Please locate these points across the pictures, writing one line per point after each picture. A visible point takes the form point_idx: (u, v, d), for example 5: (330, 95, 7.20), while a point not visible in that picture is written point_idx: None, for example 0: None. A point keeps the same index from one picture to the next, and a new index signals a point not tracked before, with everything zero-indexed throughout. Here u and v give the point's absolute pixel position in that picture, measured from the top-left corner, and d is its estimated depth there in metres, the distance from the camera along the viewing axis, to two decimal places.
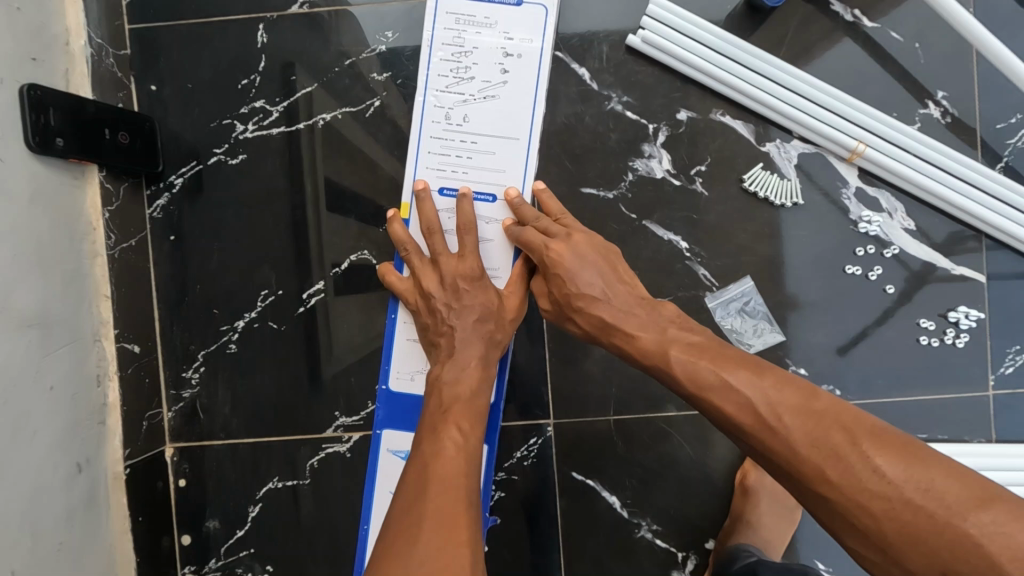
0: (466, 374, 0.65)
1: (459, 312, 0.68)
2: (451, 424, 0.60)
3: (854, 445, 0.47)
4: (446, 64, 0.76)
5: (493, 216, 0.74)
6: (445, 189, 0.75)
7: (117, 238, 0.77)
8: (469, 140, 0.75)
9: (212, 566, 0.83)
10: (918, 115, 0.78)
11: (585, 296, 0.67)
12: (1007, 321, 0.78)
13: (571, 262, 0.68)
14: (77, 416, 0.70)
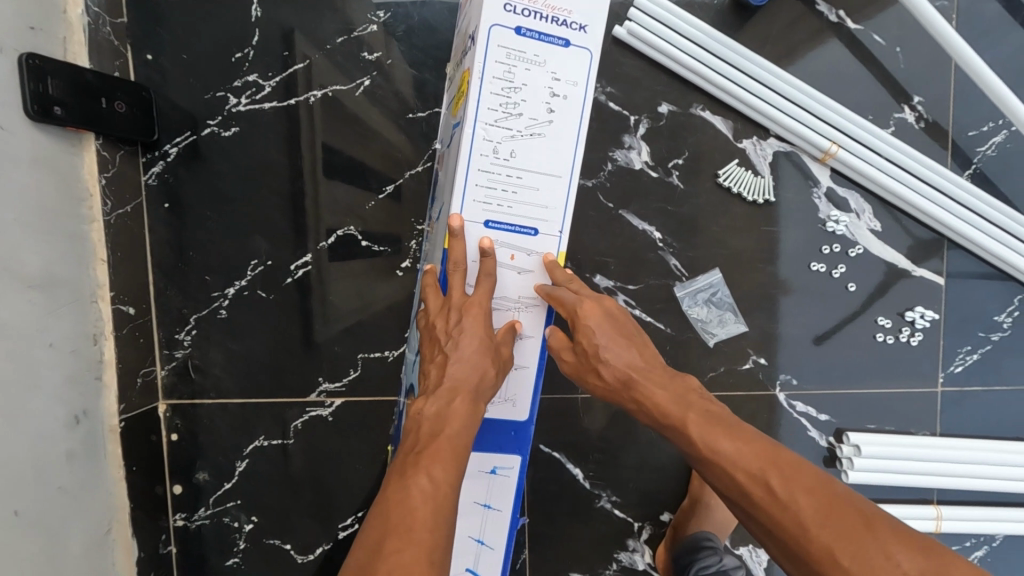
0: (451, 410, 0.57)
1: (460, 340, 0.59)
2: (423, 466, 0.53)
3: (872, 533, 0.44)
4: (493, 92, 0.60)
5: (529, 266, 0.64)
6: (490, 224, 0.62)
7: (113, 205, 0.80)
8: (514, 177, 0.62)
9: (202, 514, 0.89)
10: (893, 118, 0.80)
11: (607, 358, 0.64)
12: (961, 322, 0.82)
13: (601, 328, 0.64)
14: (75, 372, 0.74)
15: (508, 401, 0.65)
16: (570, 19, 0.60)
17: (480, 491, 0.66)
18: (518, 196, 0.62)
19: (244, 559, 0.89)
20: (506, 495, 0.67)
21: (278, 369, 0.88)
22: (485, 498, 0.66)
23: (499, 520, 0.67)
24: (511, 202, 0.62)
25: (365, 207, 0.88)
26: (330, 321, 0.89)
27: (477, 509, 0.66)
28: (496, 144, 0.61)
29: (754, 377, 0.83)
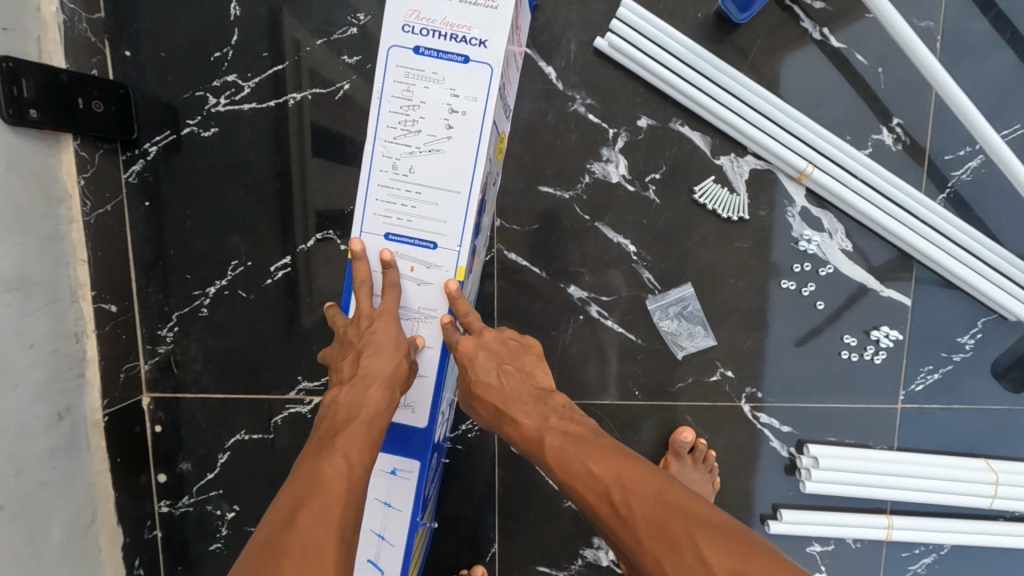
0: (367, 394, 0.61)
1: (371, 343, 0.61)
2: (341, 449, 0.56)
3: (690, 539, 0.47)
4: (388, 118, 0.62)
5: (430, 308, 0.65)
6: (390, 234, 0.64)
7: (93, 204, 0.81)
8: (413, 192, 0.63)
9: (185, 502, 0.93)
10: (871, 140, 0.80)
11: (480, 385, 0.64)
12: (925, 343, 0.84)
13: (482, 354, 0.65)
14: (57, 370, 0.76)
15: (406, 408, 0.67)
16: (469, 35, 0.60)
17: (375, 519, 0.68)
18: (414, 222, 0.63)
19: (225, 544, 0.93)
20: (408, 489, 0.68)
21: (255, 366, 0.89)
22: (380, 527, 0.68)
23: (394, 552, 0.69)
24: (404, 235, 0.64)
25: (343, 209, 0.85)
26: (308, 320, 0.88)
27: (372, 538, 0.68)
28: (392, 169, 0.63)
29: (720, 388, 0.86)
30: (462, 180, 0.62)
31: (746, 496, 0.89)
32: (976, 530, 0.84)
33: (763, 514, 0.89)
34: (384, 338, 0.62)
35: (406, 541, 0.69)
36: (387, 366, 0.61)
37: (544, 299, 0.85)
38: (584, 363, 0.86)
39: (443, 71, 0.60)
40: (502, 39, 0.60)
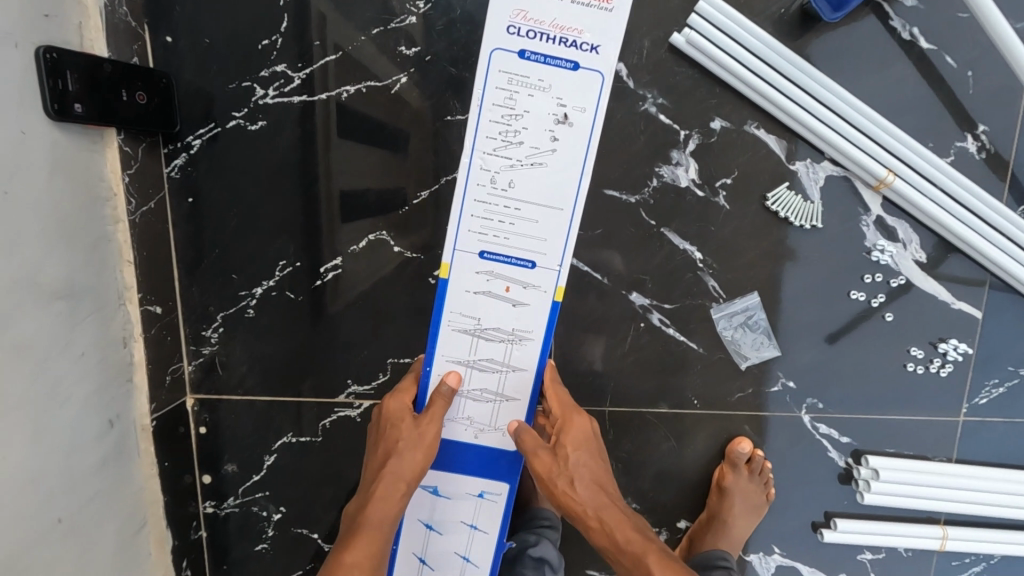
0: (394, 492, 0.68)
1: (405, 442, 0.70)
2: (363, 543, 0.64)
3: None
4: (493, 132, 0.70)
5: (533, 283, 0.72)
6: (485, 251, 0.72)
7: (137, 203, 0.77)
8: (512, 207, 0.71)
9: (231, 503, 0.91)
10: (954, 148, 0.77)
11: (581, 475, 0.68)
12: (992, 356, 0.82)
13: (582, 443, 0.70)
14: (106, 376, 0.74)
15: (498, 432, 0.75)
16: (580, 41, 0.68)
17: (479, 481, 0.77)
18: (516, 229, 0.71)
19: (271, 545, 0.92)
20: (493, 517, 0.77)
21: (302, 368, 0.87)
22: (479, 489, 0.77)
23: (492, 515, 0.77)
24: (504, 243, 0.71)
25: (398, 209, 0.82)
26: (359, 324, 0.85)
27: (471, 499, 0.77)
28: (496, 177, 0.71)
29: (780, 398, 0.85)
30: (563, 194, 0.71)
31: (799, 505, 0.88)
32: None
33: (816, 523, 0.88)
34: (403, 414, 0.72)
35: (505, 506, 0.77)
36: (429, 427, 0.71)
37: (605, 306, 0.82)
38: (644, 371, 0.84)
39: (548, 88, 0.69)
40: (611, 46, 0.68)
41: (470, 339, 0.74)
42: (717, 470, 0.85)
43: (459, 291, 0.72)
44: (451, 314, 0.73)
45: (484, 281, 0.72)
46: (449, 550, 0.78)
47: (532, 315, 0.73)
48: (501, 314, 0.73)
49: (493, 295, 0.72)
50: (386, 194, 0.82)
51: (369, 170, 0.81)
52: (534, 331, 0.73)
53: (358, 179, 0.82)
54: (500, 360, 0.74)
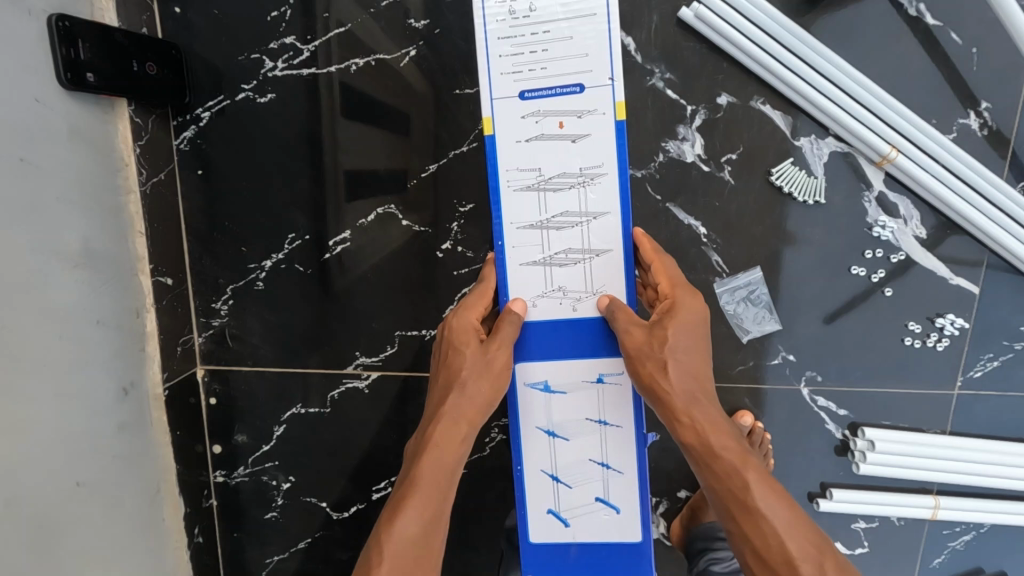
0: (457, 429, 0.65)
1: (471, 370, 0.66)
2: (424, 486, 0.62)
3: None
4: (510, 67, 0.68)
5: (585, 108, 0.67)
6: (525, 92, 0.68)
7: (148, 172, 0.77)
8: (539, 32, 0.67)
9: (241, 472, 0.93)
10: (957, 124, 0.78)
11: (680, 359, 0.62)
12: (989, 331, 0.84)
13: (692, 325, 0.64)
14: (122, 345, 0.75)
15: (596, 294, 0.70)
16: None
17: (597, 449, 0.73)
18: (561, 150, 0.68)
19: (281, 513, 0.95)
20: (621, 407, 0.72)
21: (311, 340, 0.88)
22: (603, 458, 0.73)
23: (622, 482, 0.73)
24: (554, 167, 0.68)
25: (405, 182, 0.82)
26: (368, 297, 0.86)
27: (597, 469, 0.73)
28: (528, 110, 0.68)
29: (780, 371, 0.86)
30: (602, 98, 0.67)
31: (796, 475, 0.91)
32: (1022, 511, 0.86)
33: (812, 492, 0.91)
34: (467, 339, 0.68)
35: (634, 467, 0.72)
36: (498, 352, 0.68)
37: None
38: None
39: (547, 5, 0.66)
40: None
41: (543, 273, 0.71)
42: None
43: (515, 229, 0.70)
44: (516, 255, 0.70)
45: (543, 214, 0.70)
46: (596, 536, 0.74)
47: (603, 228, 0.69)
48: (568, 238, 0.70)
49: (552, 224, 0.70)
50: (394, 168, 0.82)
51: (378, 144, 0.82)
52: (611, 239, 0.69)
53: (367, 153, 0.82)
54: (580, 246, 0.70)
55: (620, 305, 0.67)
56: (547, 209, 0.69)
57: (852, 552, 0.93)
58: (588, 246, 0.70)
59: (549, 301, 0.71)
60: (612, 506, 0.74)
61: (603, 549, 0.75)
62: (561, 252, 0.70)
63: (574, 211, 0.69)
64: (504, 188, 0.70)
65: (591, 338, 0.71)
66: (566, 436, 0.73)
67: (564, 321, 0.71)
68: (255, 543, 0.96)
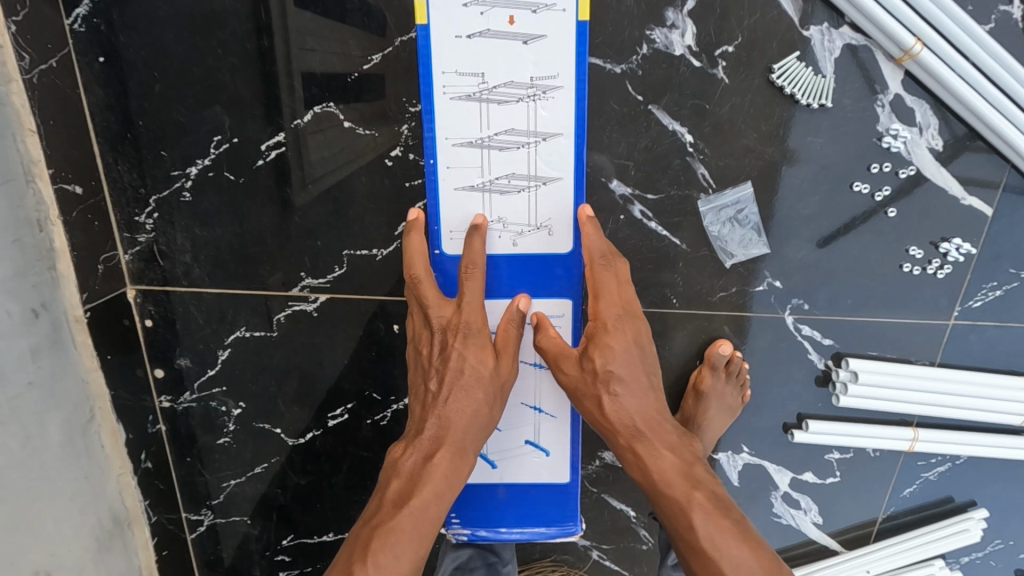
0: (462, 447, 0.65)
1: (479, 384, 0.65)
2: (422, 503, 0.61)
3: None
4: None
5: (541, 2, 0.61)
6: None
7: (33, 58, 0.65)
8: None
9: (187, 397, 0.88)
10: (996, 13, 0.66)
11: (615, 389, 0.64)
12: (996, 257, 0.76)
13: (620, 350, 0.65)
14: (23, 261, 0.67)
15: (542, 230, 0.69)
16: None
17: (530, 393, 0.74)
18: (510, 52, 0.63)
19: (235, 438, 0.91)
20: None
21: (249, 260, 0.79)
22: (535, 403, 0.74)
23: (555, 425, 0.75)
24: (500, 75, 0.63)
25: (345, 76, 0.71)
26: (308, 212, 0.77)
27: (529, 413, 0.75)
28: None
29: (764, 299, 0.79)
30: None
31: (772, 406, 0.86)
32: (1000, 443, 0.83)
33: (787, 423, 0.87)
34: (486, 355, 0.66)
35: (566, 411, 0.75)
36: (507, 367, 0.67)
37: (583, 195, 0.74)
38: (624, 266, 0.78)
39: None
40: None
41: (481, 199, 0.68)
42: (694, 374, 0.82)
43: (450, 144, 0.65)
44: (451, 178, 0.67)
45: (483, 131, 0.65)
46: (524, 476, 0.77)
47: (551, 152, 0.66)
48: (512, 160, 0.66)
49: (495, 144, 0.66)
50: (331, 59, 0.70)
51: (310, 27, 0.69)
52: (560, 165, 0.67)
53: (295, 38, 0.69)
54: (526, 172, 0.67)
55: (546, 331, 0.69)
56: (490, 127, 0.65)
57: (823, 481, 0.91)
58: (534, 172, 0.67)
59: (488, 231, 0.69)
60: (542, 448, 0.76)
61: (530, 489, 0.78)
62: (503, 176, 0.67)
63: (521, 129, 0.66)
64: (441, 94, 0.64)
65: (529, 274, 0.70)
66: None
67: (503, 255, 0.69)
68: (210, 467, 0.92)
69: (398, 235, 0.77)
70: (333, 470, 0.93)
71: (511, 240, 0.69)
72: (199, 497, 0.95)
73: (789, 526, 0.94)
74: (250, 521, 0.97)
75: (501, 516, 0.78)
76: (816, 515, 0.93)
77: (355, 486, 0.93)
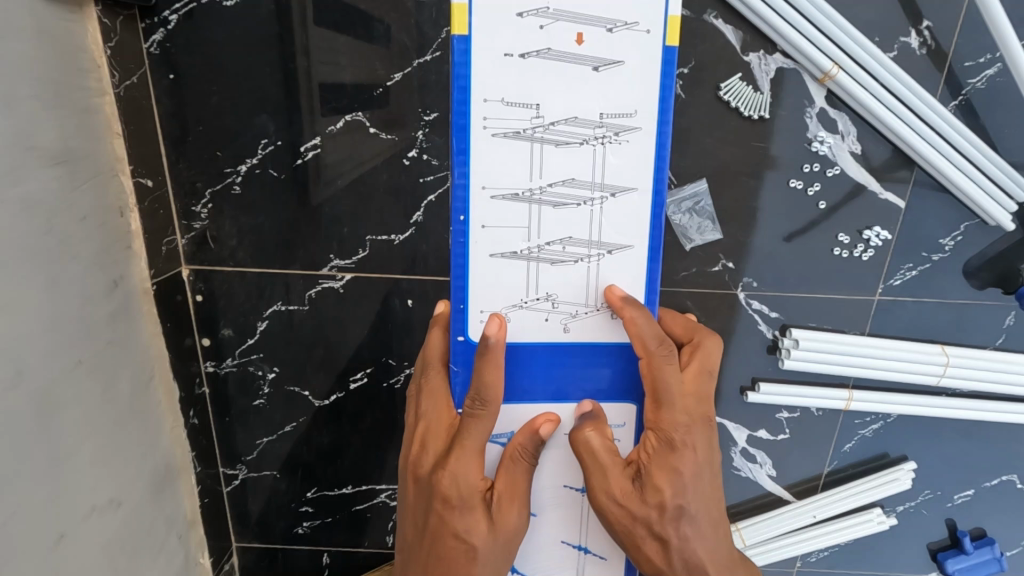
0: None
1: (472, 526, 0.63)
2: None
3: None
4: None
5: (618, 23, 0.60)
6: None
7: (121, 75, 0.81)
8: None
9: (229, 363, 1.02)
10: (898, 43, 0.82)
11: (679, 524, 0.65)
12: (910, 243, 0.92)
13: (689, 484, 0.65)
14: (109, 241, 0.82)
15: (602, 314, 0.66)
16: None
17: (575, 535, 0.73)
18: (575, 78, 0.60)
19: (268, 400, 1.05)
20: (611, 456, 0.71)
21: (287, 244, 0.94)
22: (579, 542, 0.73)
23: (601, 569, 0.74)
24: (558, 110, 0.61)
25: (371, 90, 0.86)
26: (338, 203, 0.91)
27: (574, 551, 0.73)
28: (529, 8, 0.59)
29: (720, 278, 0.94)
30: (642, 13, 0.60)
31: (730, 370, 1.01)
32: (920, 401, 0.98)
33: (743, 386, 1.02)
34: (479, 492, 0.63)
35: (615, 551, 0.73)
36: (510, 501, 0.65)
37: None
38: None
39: None
40: None
41: (526, 266, 0.64)
42: None
43: (488, 194, 0.62)
44: (486, 241, 0.63)
45: (535, 182, 0.62)
46: None
47: (617, 211, 0.64)
48: (568, 220, 0.63)
49: (548, 199, 0.63)
50: (360, 78, 0.85)
51: (342, 50, 0.84)
52: (628, 233, 0.64)
53: (330, 60, 0.85)
54: (587, 239, 0.64)
55: (602, 435, 0.67)
56: (543, 178, 0.62)
57: (775, 438, 1.06)
58: (598, 238, 0.64)
59: (533, 313, 0.65)
60: None
61: None
62: (556, 241, 0.64)
63: (583, 181, 0.63)
64: (480, 129, 0.61)
65: (584, 364, 0.67)
66: (538, 512, 0.71)
67: (552, 343, 0.66)
68: (246, 426, 1.07)
69: (413, 223, 0.92)
70: (353, 429, 1.07)
71: (558, 327, 0.66)
72: (235, 453, 1.09)
73: (747, 477, 1.09)
74: (279, 475, 1.11)
75: None
76: (771, 467, 1.08)
77: (372, 443, 1.08)
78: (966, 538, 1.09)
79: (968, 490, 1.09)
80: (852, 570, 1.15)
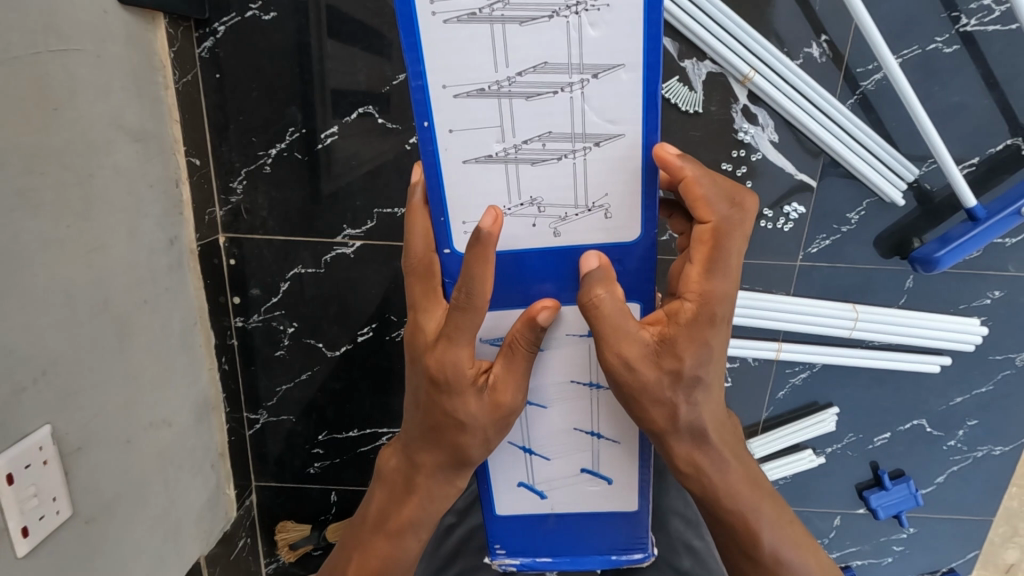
0: (456, 444, 0.76)
1: (463, 399, 0.72)
2: (426, 471, 0.80)
3: (781, 514, 0.82)
4: None
5: None
6: None
7: (180, 74, 1.03)
8: None
9: (255, 318, 1.21)
10: (802, 53, 1.03)
11: (700, 383, 0.71)
12: (823, 217, 1.12)
13: (716, 353, 0.70)
14: (167, 207, 1.03)
15: (600, 213, 0.66)
16: None
17: (587, 421, 0.81)
18: None
19: (288, 351, 1.23)
20: None
21: (309, 214, 1.12)
22: (593, 427, 0.82)
23: (612, 456, 0.84)
24: None
25: (380, 88, 1.04)
26: (352, 182, 1.10)
27: (586, 436, 0.82)
28: None
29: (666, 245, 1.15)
30: None
31: None
32: (838, 352, 1.17)
33: None
34: (468, 373, 0.71)
35: (624, 433, 0.82)
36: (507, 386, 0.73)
37: None
38: None
39: None
40: None
41: (504, 170, 0.63)
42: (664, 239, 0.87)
43: (448, 93, 0.60)
44: (455, 142, 0.62)
45: (502, 72, 0.59)
46: (571, 504, 0.88)
47: (600, 94, 0.60)
48: (544, 111, 0.61)
49: (519, 90, 0.60)
50: (372, 77, 1.03)
51: (356, 55, 1.02)
52: (620, 124, 0.61)
53: (346, 63, 1.03)
54: (574, 133, 0.62)
55: (612, 296, 0.66)
56: (511, 67, 0.59)
57: None
58: (583, 132, 0.62)
59: (522, 216, 0.66)
60: (601, 476, 0.85)
61: (578, 513, 0.89)
62: (535, 139, 0.62)
63: (560, 64, 0.59)
64: (427, 16, 0.56)
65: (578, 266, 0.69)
66: (547, 405, 0.80)
67: (548, 250, 0.68)
68: (268, 374, 1.25)
69: None
70: (362, 377, 1.25)
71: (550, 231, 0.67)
72: (258, 399, 1.27)
73: None
74: (295, 420, 1.28)
75: (548, 534, 0.91)
76: None
77: (377, 390, 1.26)
78: (885, 475, 1.27)
79: (885, 433, 1.27)
80: (787, 501, 1.35)
